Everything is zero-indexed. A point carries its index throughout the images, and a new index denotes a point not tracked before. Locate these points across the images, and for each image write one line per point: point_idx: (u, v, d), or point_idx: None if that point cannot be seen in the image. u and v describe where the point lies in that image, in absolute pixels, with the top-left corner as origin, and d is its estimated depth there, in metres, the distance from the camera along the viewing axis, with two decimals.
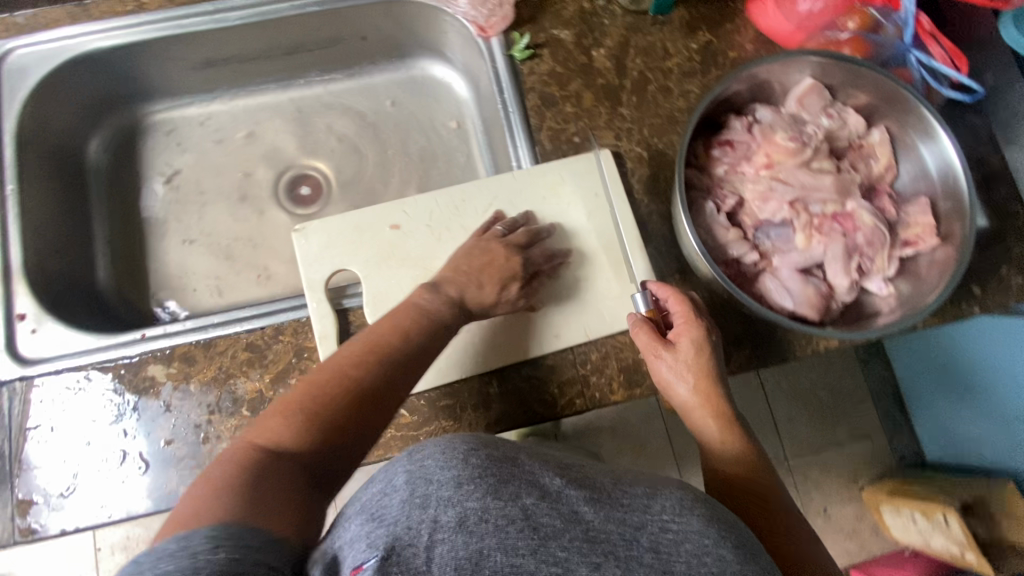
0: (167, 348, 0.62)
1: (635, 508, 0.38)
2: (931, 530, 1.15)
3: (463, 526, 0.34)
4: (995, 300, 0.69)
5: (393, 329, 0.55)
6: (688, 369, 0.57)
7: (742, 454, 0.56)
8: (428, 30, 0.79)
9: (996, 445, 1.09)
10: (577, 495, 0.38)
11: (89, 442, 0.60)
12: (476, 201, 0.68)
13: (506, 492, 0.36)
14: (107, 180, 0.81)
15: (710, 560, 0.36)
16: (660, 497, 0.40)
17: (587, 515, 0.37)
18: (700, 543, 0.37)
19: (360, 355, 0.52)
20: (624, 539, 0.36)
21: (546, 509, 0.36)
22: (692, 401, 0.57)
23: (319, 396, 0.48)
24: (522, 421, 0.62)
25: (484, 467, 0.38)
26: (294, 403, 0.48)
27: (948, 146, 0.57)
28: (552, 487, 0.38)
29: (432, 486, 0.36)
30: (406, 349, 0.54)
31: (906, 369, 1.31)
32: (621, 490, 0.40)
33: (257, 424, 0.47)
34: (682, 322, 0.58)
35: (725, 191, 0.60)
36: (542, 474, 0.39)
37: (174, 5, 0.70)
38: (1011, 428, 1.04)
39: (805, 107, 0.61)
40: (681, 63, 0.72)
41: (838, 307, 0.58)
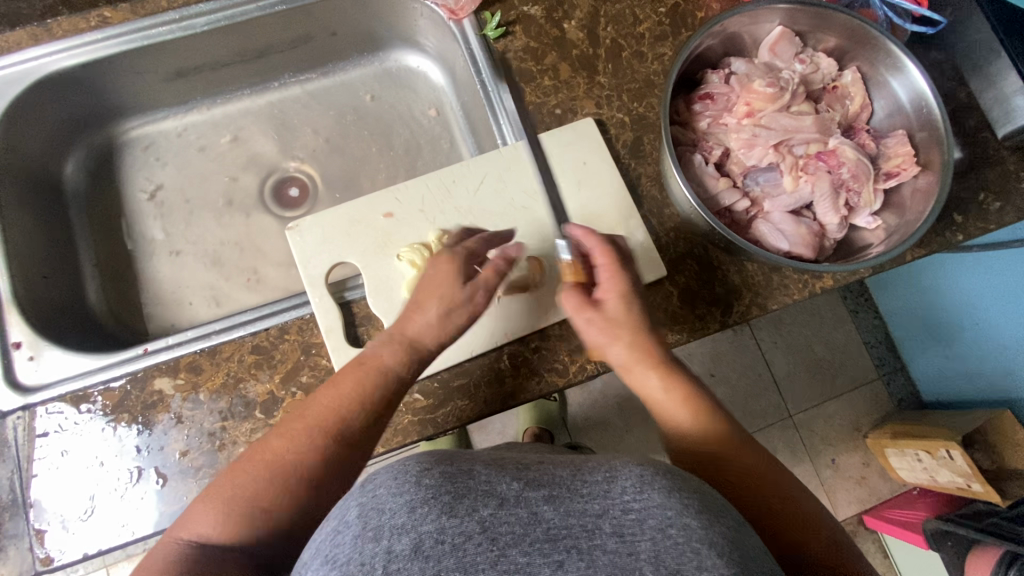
0: (171, 360, 0.62)
1: (595, 495, 0.40)
2: (937, 466, 1.16)
3: (418, 552, 0.36)
4: (976, 226, 0.72)
5: (345, 396, 0.53)
6: (619, 327, 0.57)
7: (687, 403, 0.56)
8: (397, 20, 0.79)
9: (988, 377, 1.13)
10: (536, 496, 0.40)
11: (102, 464, 0.59)
12: (466, 180, 0.68)
13: (461, 508, 0.38)
14: (88, 202, 0.79)
15: (674, 531, 0.37)
16: (619, 479, 0.41)
17: (547, 514, 0.39)
18: (663, 517, 0.38)
19: (299, 437, 0.51)
20: (585, 530, 0.38)
21: (505, 516, 0.38)
22: (629, 358, 0.57)
23: (261, 480, 0.50)
24: (535, 392, 0.62)
25: (438, 486, 0.39)
26: (229, 489, 0.50)
27: (918, 77, 0.58)
28: (510, 494, 0.40)
29: (385, 516, 0.38)
30: (357, 420, 0.53)
31: (896, 314, 1.35)
32: (581, 480, 0.42)
33: (194, 510, 0.49)
34: (606, 276, 0.59)
35: (711, 143, 0.62)
36: (499, 482, 0.41)
37: (138, 16, 0.69)
38: (1003, 356, 1.07)
39: (778, 55, 0.62)
40: (652, 27, 0.73)
41: (831, 244, 0.61)
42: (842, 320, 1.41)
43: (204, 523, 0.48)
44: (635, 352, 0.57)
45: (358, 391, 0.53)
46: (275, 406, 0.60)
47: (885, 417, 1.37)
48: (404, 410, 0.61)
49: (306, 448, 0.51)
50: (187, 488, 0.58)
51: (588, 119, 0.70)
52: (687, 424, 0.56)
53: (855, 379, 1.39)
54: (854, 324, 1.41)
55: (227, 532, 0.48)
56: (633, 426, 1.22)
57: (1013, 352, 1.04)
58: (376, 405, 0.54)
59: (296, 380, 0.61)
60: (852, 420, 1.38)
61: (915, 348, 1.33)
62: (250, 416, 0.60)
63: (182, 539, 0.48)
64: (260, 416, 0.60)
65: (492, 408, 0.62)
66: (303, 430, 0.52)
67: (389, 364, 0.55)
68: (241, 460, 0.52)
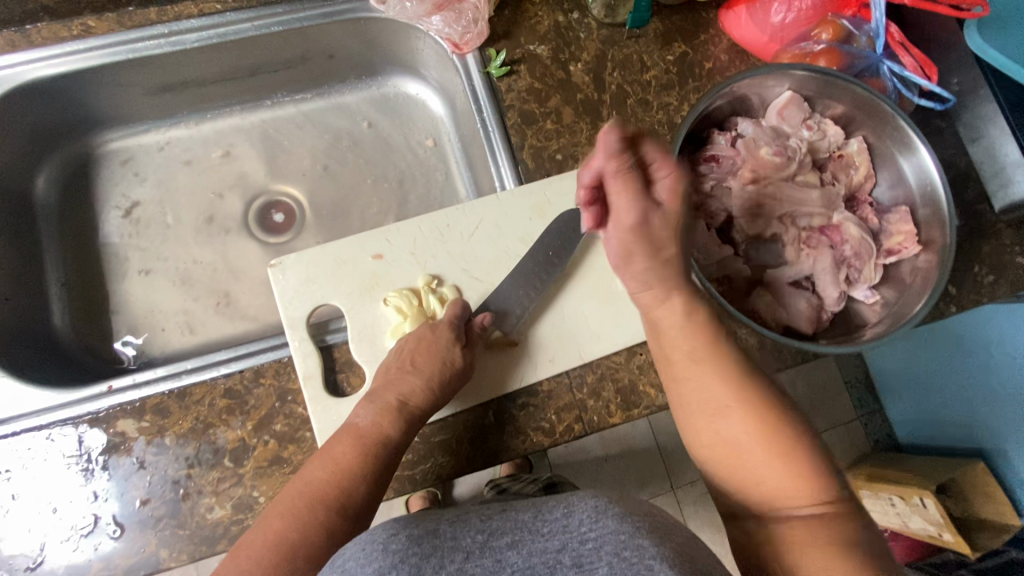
0: (136, 400, 0.58)
1: (555, 532, 0.41)
2: (909, 513, 1.16)
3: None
4: (969, 298, 0.71)
5: (344, 471, 0.52)
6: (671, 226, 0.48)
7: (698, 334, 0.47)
8: (399, 48, 0.76)
9: (961, 425, 1.14)
10: (499, 544, 0.41)
11: (55, 510, 0.55)
12: (462, 224, 0.66)
13: (428, 566, 0.39)
14: (59, 216, 0.75)
15: (628, 553, 0.37)
16: (576, 513, 0.42)
17: (511, 559, 0.40)
18: (617, 541, 0.38)
19: (296, 517, 0.50)
20: (546, 566, 0.39)
21: (470, 567, 0.39)
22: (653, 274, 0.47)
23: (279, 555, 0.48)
24: (519, 450, 0.60)
25: (405, 550, 0.40)
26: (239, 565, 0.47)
27: (926, 158, 0.58)
28: (474, 546, 0.41)
29: None
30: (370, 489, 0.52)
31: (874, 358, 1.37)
32: (541, 520, 0.43)
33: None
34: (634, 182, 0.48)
35: (714, 208, 0.60)
36: (463, 536, 0.42)
37: (125, 28, 0.65)
38: (973, 409, 1.09)
39: (785, 119, 0.61)
40: (659, 75, 0.72)
41: (829, 317, 0.59)
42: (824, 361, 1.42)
43: None
44: (666, 267, 0.47)
45: (355, 457, 0.53)
46: (245, 455, 0.57)
47: (860, 459, 1.38)
48: None
49: (312, 519, 0.50)
50: (145, 540, 0.55)
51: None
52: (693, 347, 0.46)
53: (833, 420, 1.40)
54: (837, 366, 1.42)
55: None
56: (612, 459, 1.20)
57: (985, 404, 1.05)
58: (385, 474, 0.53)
59: (270, 429, 0.58)
60: None
61: (891, 395, 1.34)
62: (218, 464, 0.57)
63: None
64: (228, 465, 0.57)
65: (474, 467, 0.59)
66: (302, 512, 0.50)
67: (395, 437, 0.55)
68: (255, 531, 0.50)
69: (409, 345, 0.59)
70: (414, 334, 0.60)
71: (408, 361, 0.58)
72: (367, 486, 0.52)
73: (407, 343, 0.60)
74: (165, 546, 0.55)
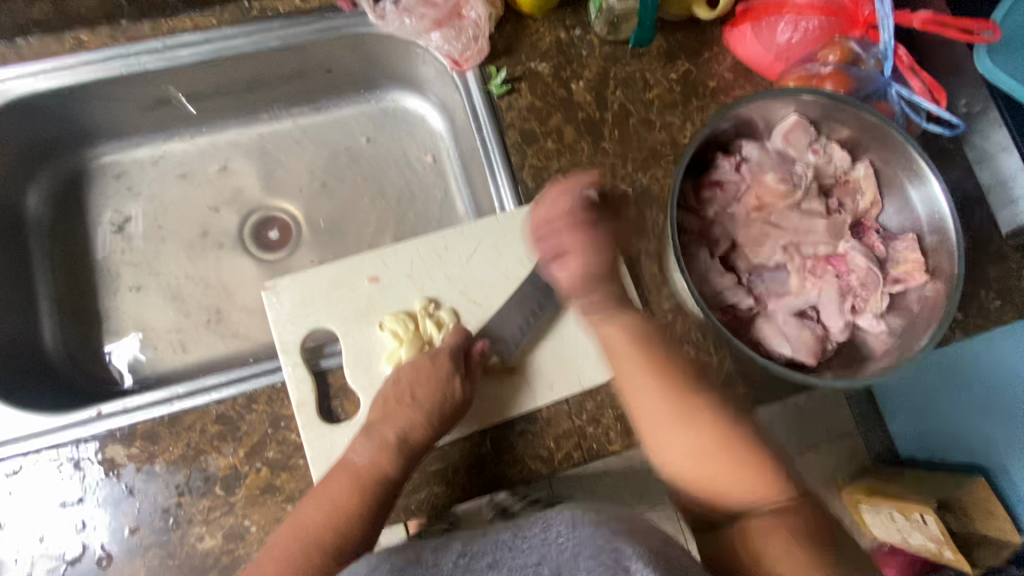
0: (126, 426, 0.57)
1: (534, 548, 0.41)
2: (907, 528, 1.07)
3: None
4: (975, 323, 0.70)
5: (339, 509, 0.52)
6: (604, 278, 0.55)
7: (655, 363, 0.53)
8: (398, 63, 0.75)
9: (981, 439, 1.02)
10: (480, 566, 0.41)
11: (42, 538, 0.54)
12: (460, 247, 0.65)
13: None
14: (51, 232, 0.74)
15: (607, 556, 0.38)
16: (554, 525, 0.42)
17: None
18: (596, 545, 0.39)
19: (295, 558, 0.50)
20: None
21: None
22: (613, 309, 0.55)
23: None
24: (516, 479, 0.59)
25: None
26: None
27: (935, 188, 0.57)
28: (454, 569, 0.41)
29: None
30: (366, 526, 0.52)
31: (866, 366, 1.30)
32: (520, 537, 0.43)
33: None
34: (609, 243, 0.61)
35: (718, 235, 0.59)
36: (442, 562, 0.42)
37: (119, 43, 0.65)
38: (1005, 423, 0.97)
39: (792, 143, 0.60)
40: (662, 94, 0.70)
41: (834, 347, 0.58)
42: None
43: None
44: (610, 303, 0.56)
45: (352, 495, 0.53)
46: (236, 483, 0.56)
47: None
48: None
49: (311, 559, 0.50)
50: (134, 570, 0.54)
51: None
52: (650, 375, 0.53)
53: None
54: None
55: None
56: None
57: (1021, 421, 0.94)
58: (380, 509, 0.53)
59: (262, 456, 0.57)
60: None
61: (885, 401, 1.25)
62: (208, 492, 0.56)
63: None
64: (219, 493, 0.56)
65: (470, 495, 0.58)
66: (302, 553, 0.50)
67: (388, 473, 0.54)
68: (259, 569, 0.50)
69: (409, 375, 0.58)
70: (413, 364, 0.58)
71: (404, 397, 0.56)
72: (363, 524, 0.52)
73: (404, 373, 0.58)
74: None
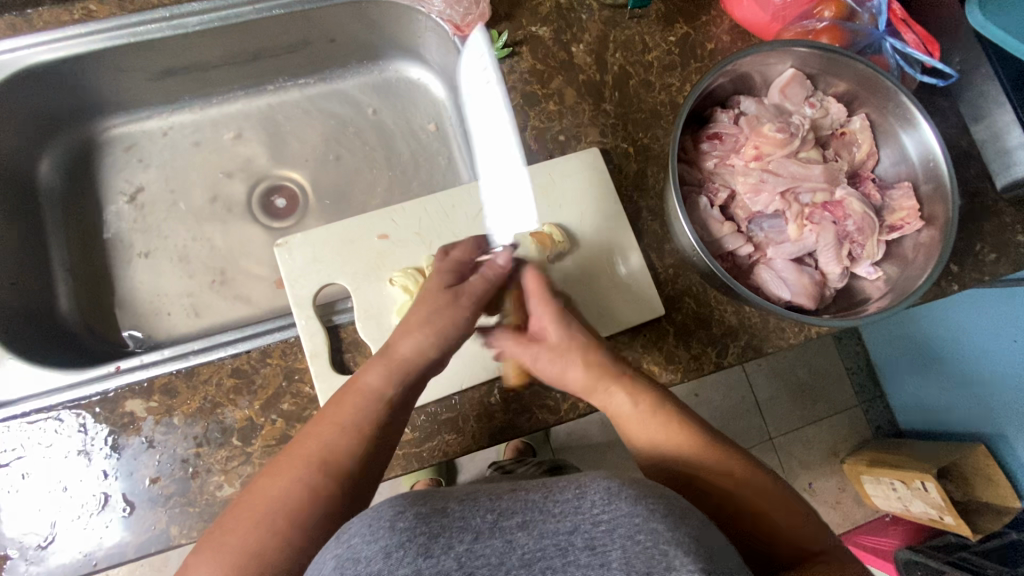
0: (144, 380, 0.59)
1: (567, 513, 0.37)
2: (911, 496, 1.17)
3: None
4: (972, 276, 0.70)
5: (336, 427, 0.50)
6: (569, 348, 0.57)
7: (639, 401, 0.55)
8: (401, 32, 0.76)
9: (989, 408, 1.07)
10: (509, 524, 0.37)
11: (65, 488, 0.56)
12: (467, 206, 0.66)
13: (437, 547, 0.35)
14: (63, 202, 0.75)
15: (643, 538, 0.34)
16: (588, 493, 0.38)
17: (521, 540, 0.36)
18: (631, 524, 0.35)
19: (300, 470, 0.48)
20: (558, 549, 0.35)
21: (481, 549, 0.36)
22: (586, 374, 0.56)
23: (266, 520, 0.45)
24: (525, 428, 0.60)
25: (413, 528, 0.36)
26: (225, 542, 0.45)
27: (928, 133, 0.58)
28: (484, 525, 0.37)
29: (361, 565, 0.34)
30: (358, 442, 0.50)
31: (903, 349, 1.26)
32: (552, 500, 0.39)
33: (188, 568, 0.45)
34: (535, 297, 0.59)
35: (717, 185, 0.61)
36: (474, 516, 0.38)
37: (125, 11, 0.65)
38: (1001, 391, 1.02)
39: (788, 97, 0.61)
40: (661, 56, 0.72)
41: (831, 293, 0.60)
42: (826, 347, 1.42)
43: None
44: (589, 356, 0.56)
45: (362, 414, 0.51)
46: (253, 434, 0.58)
47: (861, 443, 1.38)
48: None
49: (297, 481, 0.47)
50: (155, 518, 0.55)
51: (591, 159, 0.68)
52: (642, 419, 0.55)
53: (835, 405, 1.40)
54: (837, 352, 1.42)
55: None
56: (616, 445, 1.21)
57: (1014, 386, 0.99)
58: (371, 425, 0.51)
59: (277, 408, 0.59)
60: (830, 444, 1.38)
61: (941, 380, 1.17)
62: (226, 443, 0.57)
63: None
64: (237, 443, 0.57)
65: (480, 443, 0.60)
66: (306, 463, 0.48)
67: (374, 387, 0.53)
68: (242, 507, 0.47)
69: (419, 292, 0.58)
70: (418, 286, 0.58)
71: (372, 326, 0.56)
72: (366, 443, 0.50)
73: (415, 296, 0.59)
74: (174, 523, 0.55)
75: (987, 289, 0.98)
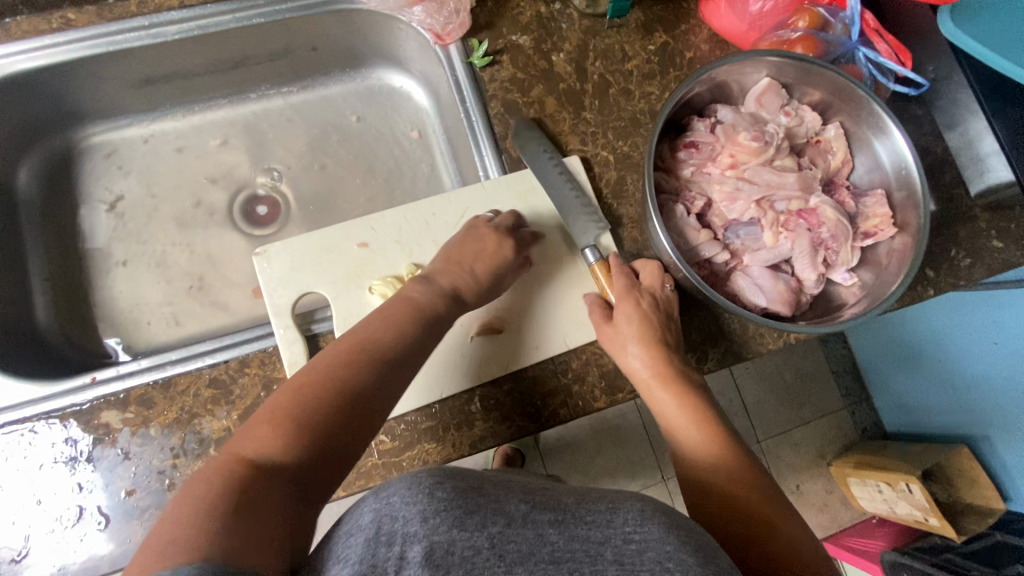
0: (120, 391, 0.58)
1: (599, 524, 0.38)
2: (896, 498, 1.18)
3: (430, 561, 0.33)
4: (948, 281, 0.71)
5: (388, 324, 0.53)
6: (630, 337, 0.58)
7: (683, 404, 0.57)
8: (382, 40, 0.76)
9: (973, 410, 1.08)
10: (541, 518, 0.38)
11: (40, 501, 0.55)
12: (447, 213, 0.67)
13: (472, 523, 0.35)
14: (42, 211, 0.75)
15: (672, 565, 0.35)
16: (621, 510, 0.40)
17: (552, 537, 0.37)
18: (662, 550, 0.36)
19: (358, 354, 0.50)
20: (588, 555, 0.36)
21: (512, 535, 0.36)
22: (643, 363, 0.58)
23: (321, 395, 0.46)
24: (506, 435, 0.60)
25: (451, 500, 0.36)
26: (281, 410, 0.44)
27: (900, 142, 0.59)
28: (518, 513, 0.38)
29: (398, 523, 0.34)
30: (408, 338, 0.52)
31: (888, 352, 1.27)
32: (585, 508, 0.40)
33: (241, 435, 0.43)
34: (619, 294, 0.61)
35: (693, 193, 0.62)
36: (507, 502, 0.39)
37: (105, 20, 0.65)
38: (985, 392, 1.03)
39: (764, 106, 0.62)
40: (640, 65, 0.72)
41: (807, 299, 0.61)
42: (812, 351, 1.43)
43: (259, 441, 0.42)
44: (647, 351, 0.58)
45: (409, 328, 0.53)
46: None
47: (848, 446, 1.39)
48: (369, 452, 0.58)
49: (354, 365, 0.49)
50: (131, 530, 0.55)
51: (538, 145, 0.67)
52: (681, 421, 0.56)
53: (821, 408, 1.41)
54: (823, 355, 1.43)
55: (280, 450, 0.42)
56: (604, 449, 1.21)
57: (998, 387, 1.00)
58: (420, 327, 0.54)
59: None
60: (817, 447, 1.39)
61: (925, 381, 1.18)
62: (203, 454, 0.57)
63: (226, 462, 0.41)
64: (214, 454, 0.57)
65: (460, 452, 0.60)
66: (352, 352, 0.50)
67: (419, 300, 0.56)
68: (296, 382, 0.47)
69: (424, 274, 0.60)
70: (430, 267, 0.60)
71: None
72: (409, 342, 0.52)
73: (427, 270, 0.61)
74: None
75: (965, 292, 1.00)
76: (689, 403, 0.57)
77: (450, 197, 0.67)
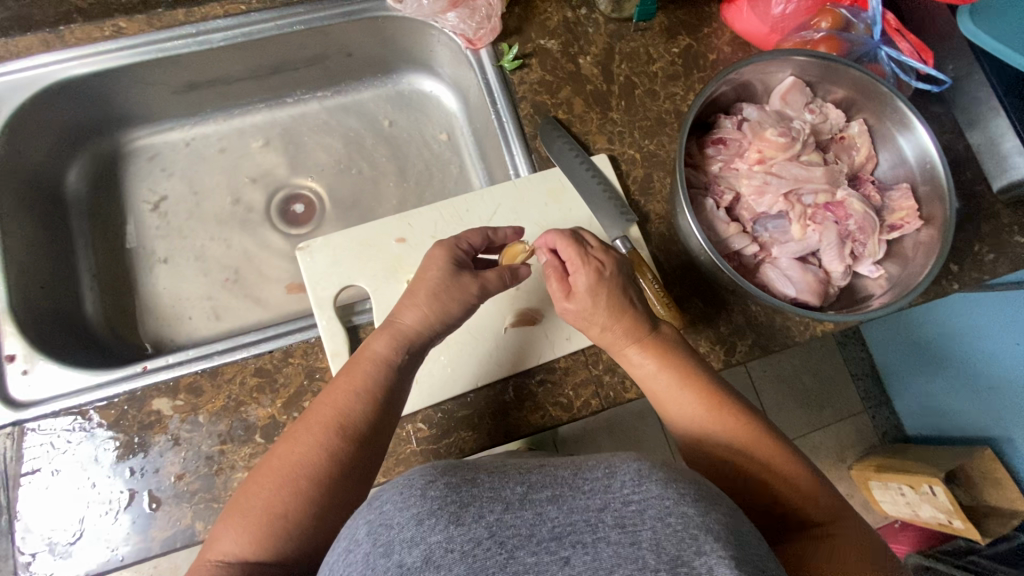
0: (170, 379, 0.61)
1: (597, 491, 0.38)
2: (919, 500, 1.17)
3: (429, 562, 0.34)
4: (971, 276, 0.72)
5: (352, 393, 0.53)
6: (590, 309, 0.57)
7: (662, 368, 0.58)
8: (414, 46, 0.80)
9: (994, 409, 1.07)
10: (540, 497, 0.38)
11: (94, 484, 0.57)
12: (481, 210, 0.69)
13: (468, 516, 0.36)
14: (89, 210, 0.78)
15: (674, 520, 0.35)
16: (618, 473, 0.39)
17: (551, 514, 0.36)
18: (662, 506, 0.36)
19: (318, 433, 0.51)
20: (589, 525, 0.36)
21: (511, 520, 0.36)
22: (616, 338, 0.59)
23: (286, 480, 0.49)
24: (539, 423, 0.62)
25: (444, 497, 0.37)
26: (250, 503, 0.48)
27: (924, 136, 0.60)
28: (514, 497, 0.38)
29: (394, 531, 0.36)
30: (366, 408, 0.53)
31: (909, 353, 1.27)
32: (580, 478, 0.39)
33: (218, 533, 0.48)
34: (574, 264, 0.58)
35: (722, 188, 0.63)
36: (503, 487, 0.38)
37: (154, 28, 0.68)
38: (1007, 391, 1.03)
39: (789, 104, 0.64)
40: (664, 67, 0.74)
41: (835, 291, 0.62)
42: (831, 352, 1.43)
43: (229, 541, 0.47)
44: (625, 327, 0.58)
45: (354, 397, 0.53)
46: (276, 431, 0.59)
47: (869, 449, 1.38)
48: (406, 439, 0.60)
49: (315, 443, 0.51)
50: (181, 513, 0.57)
51: (568, 146, 0.69)
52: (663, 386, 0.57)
53: (841, 410, 1.40)
54: (842, 357, 1.43)
55: (253, 545, 0.46)
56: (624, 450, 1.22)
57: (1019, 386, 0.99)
58: (382, 390, 0.54)
59: (299, 406, 0.60)
60: (837, 449, 1.38)
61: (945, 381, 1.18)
62: (250, 440, 0.59)
63: (208, 563, 0.46)
64: (260, 441, 0.59)
65: (496, 440, 0.61)
66: (313, 429, 0.52)
67: (381, 354, 0.56)
68: (265, 470, 0.50)
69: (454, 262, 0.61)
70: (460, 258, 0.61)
71: (393, 321, 0.58)
72: (367, 411, 0.53)
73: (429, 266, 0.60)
74: (199, 518, 0.57)
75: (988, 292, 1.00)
76: (670, 367, 0.58)
77: (482, 194, 0.69)
